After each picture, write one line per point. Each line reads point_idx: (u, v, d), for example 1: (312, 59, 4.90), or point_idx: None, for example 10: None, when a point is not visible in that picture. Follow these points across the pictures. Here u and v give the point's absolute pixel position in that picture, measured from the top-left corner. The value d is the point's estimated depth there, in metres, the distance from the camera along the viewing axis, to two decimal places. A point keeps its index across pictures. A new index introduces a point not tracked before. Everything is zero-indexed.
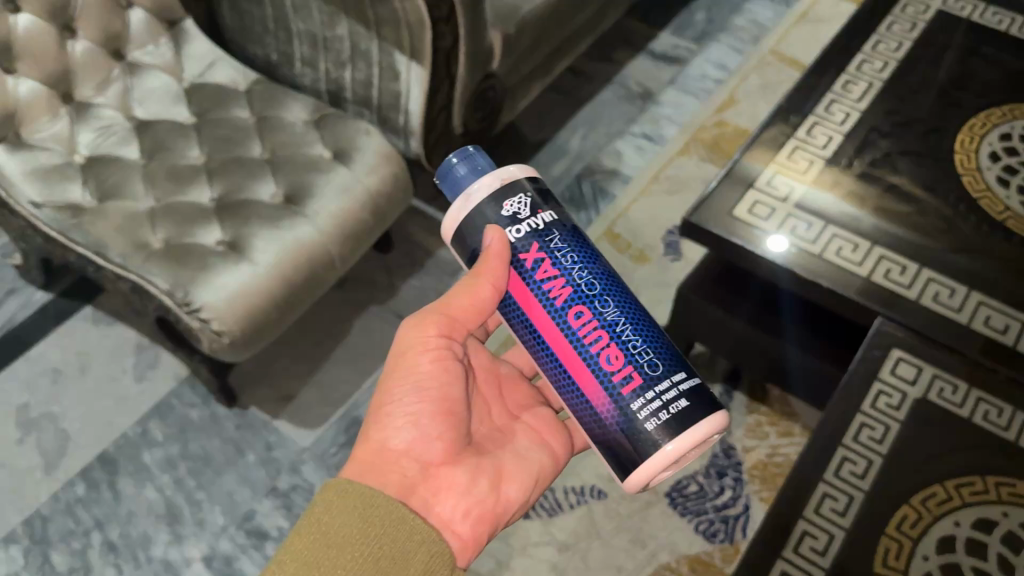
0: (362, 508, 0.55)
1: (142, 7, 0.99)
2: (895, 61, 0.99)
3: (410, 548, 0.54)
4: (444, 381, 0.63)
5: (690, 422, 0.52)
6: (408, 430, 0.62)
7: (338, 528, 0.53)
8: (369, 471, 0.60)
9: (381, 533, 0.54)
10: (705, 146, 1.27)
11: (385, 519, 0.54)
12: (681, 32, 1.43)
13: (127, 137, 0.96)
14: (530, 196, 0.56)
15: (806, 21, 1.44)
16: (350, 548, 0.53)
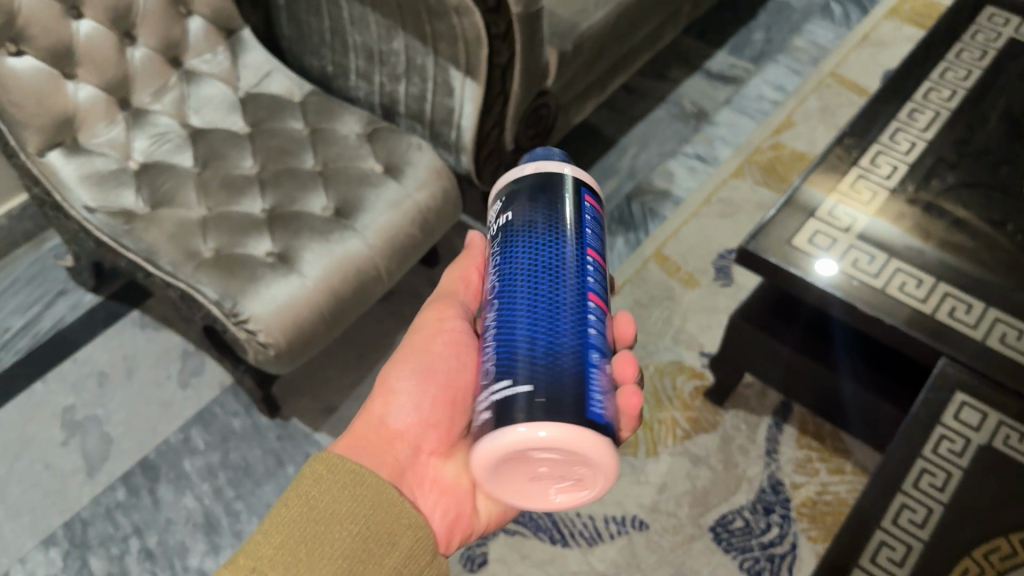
0: (350, 486, 0.53)
1: (201, 15, 1.00)
2: (964, 89, 0.95)
3: (397, 530, 0.53)
4: (454, 367, 0.63)
5: (485, 431, 0.46)
6: (408, 410, 0.61)
7: (326, 504, 0.52)
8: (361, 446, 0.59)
9: (369, 513, 0.53)
10: (761, 170, 1.24)
11: (374, 500, 0.53)
12: (738, 52, 1.40)
13: (182, 145, 0.96)
14: (503, 198, 0.54)
15: (867, 44, 1.41)
16: (337, 525, 0.51)
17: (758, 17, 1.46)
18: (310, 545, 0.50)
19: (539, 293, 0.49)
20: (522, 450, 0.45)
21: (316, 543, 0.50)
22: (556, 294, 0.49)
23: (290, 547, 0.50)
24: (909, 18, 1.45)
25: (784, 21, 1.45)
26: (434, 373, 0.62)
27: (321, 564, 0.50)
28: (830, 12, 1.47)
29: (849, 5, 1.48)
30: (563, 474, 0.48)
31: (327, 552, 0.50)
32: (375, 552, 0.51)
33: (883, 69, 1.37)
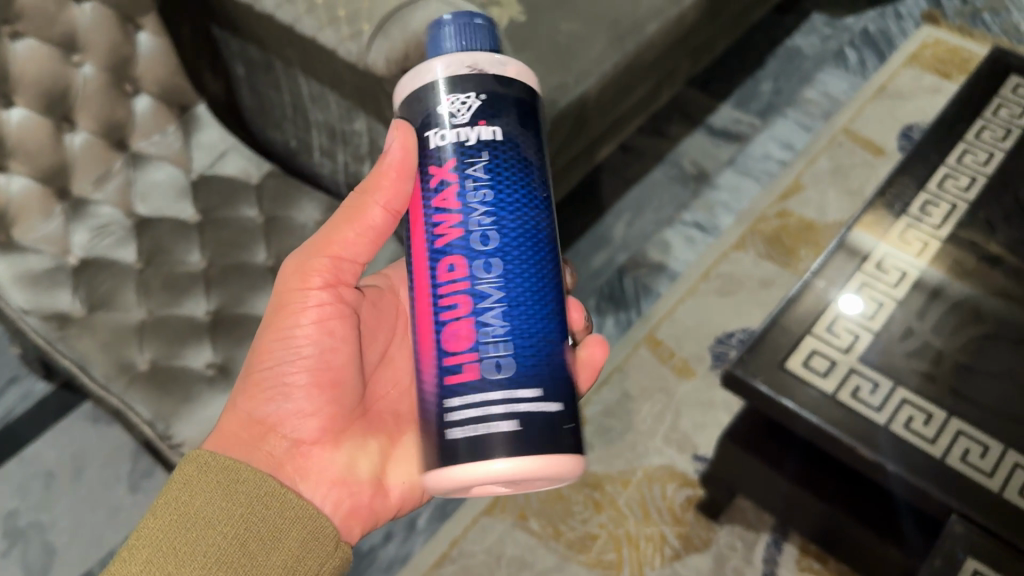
0: (223, 487, 0.57)
1: (148, 93, 0.92)
2: (984, 176, 0.86)
3: (280, 526, 0.57)
4: (325, 347, 0.64)
5: (527, 449, 0.48)
6: (285, 400, 0.63)
7: (200, 507, 0.56)
8: (236, 446, 0.62)
9: (247, 511, 0.57)
10: (765, 241, 1.14)
11: (251, 497, 0.57)
12: (744, 105, 1.31)
13: (125, 238, 0.89)
14: (474, 100, 0.52)
15: (884, 96, 1.31)
16: (214, 527, 0.56)
17: (766, 64, 1.36)
18: (188, 547, 0.55)
19: (529, 269, 0.52)
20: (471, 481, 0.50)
21: (187, 546, 0.55)
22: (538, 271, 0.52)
23: (169, 552, 0.55)
24: (930, 66, 1.35)
25: (794, 69, 1.35)
26: (305, 357, 0.64)
27: (200, 563, 0.55)
28: (844, 59, 1.37)
29: (864, 51, 1.38)
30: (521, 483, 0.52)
31: (202, 555, 0.55)
32: (255, 546, 0.56)
33: (900, 125, 1.27)
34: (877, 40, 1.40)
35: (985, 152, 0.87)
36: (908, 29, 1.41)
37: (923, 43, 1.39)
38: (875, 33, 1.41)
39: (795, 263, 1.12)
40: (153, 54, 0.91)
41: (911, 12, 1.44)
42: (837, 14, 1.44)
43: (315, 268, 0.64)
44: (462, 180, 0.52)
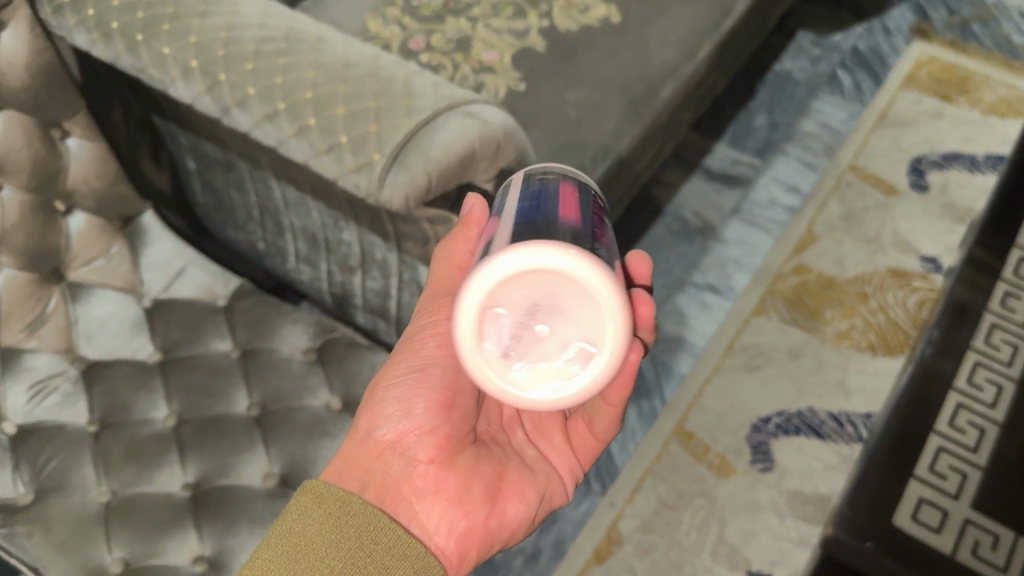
0: (336, 520, 0.46)
1: (83, 209, 0.76)
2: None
3: (390, 563, 0.46)
4: (450, 368, 0.52)
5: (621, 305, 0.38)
6: (400, 418, 0.52)
7: (310, 540, 0.45)
8: (350, 467, 0.51)
9: (357, 547, 0.46)
10: (787, 303, 1.05)
11: (359, 533, 0.46)
12: (740, 144, 1.21)
13: (74, 393, 0.72)
14: None
15: (886, 124, 1.22)
16: (327, 559, 0.45)
17: (757, 95, 1.26)
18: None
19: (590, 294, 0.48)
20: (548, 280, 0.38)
21: None
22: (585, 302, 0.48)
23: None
24: (929, 88, 1.27)
25: (787, 98, 1.26)
26: (426, 375, 0.52)
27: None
28: (838, 84, 1.28)
29: (857, 74, 1.29)
30: (519, 347, 0.39)
31: None
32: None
33: (907, 158, 1.19)
34: (868, 60, 1.31)
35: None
36: (900, 46, 1.33)
37: (917, 61, 1.31)
38: (866, 52, 1.32)
39: (822, 328, 1.02)
40: (86, 163, 0.75)
41: (898, 27, 1.36)
42: (823, 33, 1.34)
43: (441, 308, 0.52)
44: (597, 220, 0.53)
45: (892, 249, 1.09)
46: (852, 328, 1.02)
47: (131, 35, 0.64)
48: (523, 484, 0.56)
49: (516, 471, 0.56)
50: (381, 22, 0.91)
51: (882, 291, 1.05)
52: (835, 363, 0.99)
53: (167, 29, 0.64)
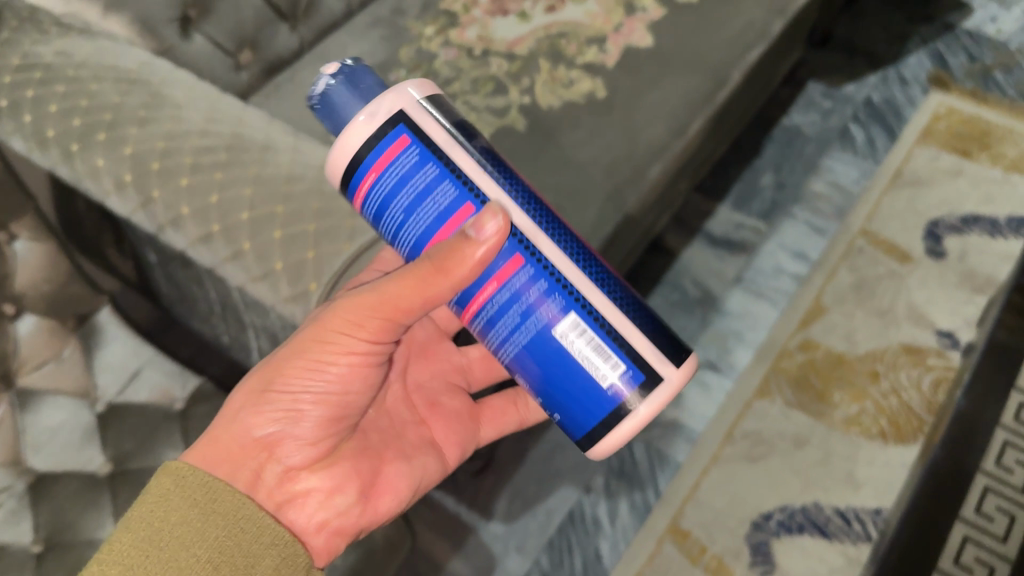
0: (203, 506, 0.47)
1: (33, 313, 0.71)
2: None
3: (256, 551, 0.47)
4: (349, 385, 0.52)
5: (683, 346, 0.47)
6: (285, 423, 0.51)
7: (174, 521, 0.46)
8: (224, 459, 0.50)
9: (224, 534, 0.47)
10: (792, 383, 0.99)
11: (227, 521, 0.47)
12: (744, 206, 1.15)
13: (19, 511, 0.66)
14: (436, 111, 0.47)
15: (901, 183, 1.16)
16: (192, 543, 0.46)
17: (763, 152, 1.20)
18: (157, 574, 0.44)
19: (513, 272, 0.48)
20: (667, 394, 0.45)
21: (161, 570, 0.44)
22: None
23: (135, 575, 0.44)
24: (947, 143, 1.20)
25: (795, 156, 1.20)
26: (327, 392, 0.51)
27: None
28: (849, 139, 1.22)
29: (870, 127, 1.23)
30: None
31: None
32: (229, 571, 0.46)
33: (924, 221, 1.12)
34: (883, 113, 1.25)
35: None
36: (916, 97, 1.27)
37: (935, 113, 1.24)
38: (879, 104, 1.26)
39: (830, 412, 0.96)
40: (35, 265, 0.71)
41: (915, 76, 1.29)
42: (833, 83, 1.28)
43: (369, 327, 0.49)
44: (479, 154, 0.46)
45: (906, 322, 1.03)
46: (861, 412, 0.96)
47: (67, 146, 0.60)
48: (399, 479, 0.58)
49: (397, 468, 0.58)
50: None
51: (895, 371, 0.99)
52: (842, 452, 0.93)
53: (103, 138, 0.60)
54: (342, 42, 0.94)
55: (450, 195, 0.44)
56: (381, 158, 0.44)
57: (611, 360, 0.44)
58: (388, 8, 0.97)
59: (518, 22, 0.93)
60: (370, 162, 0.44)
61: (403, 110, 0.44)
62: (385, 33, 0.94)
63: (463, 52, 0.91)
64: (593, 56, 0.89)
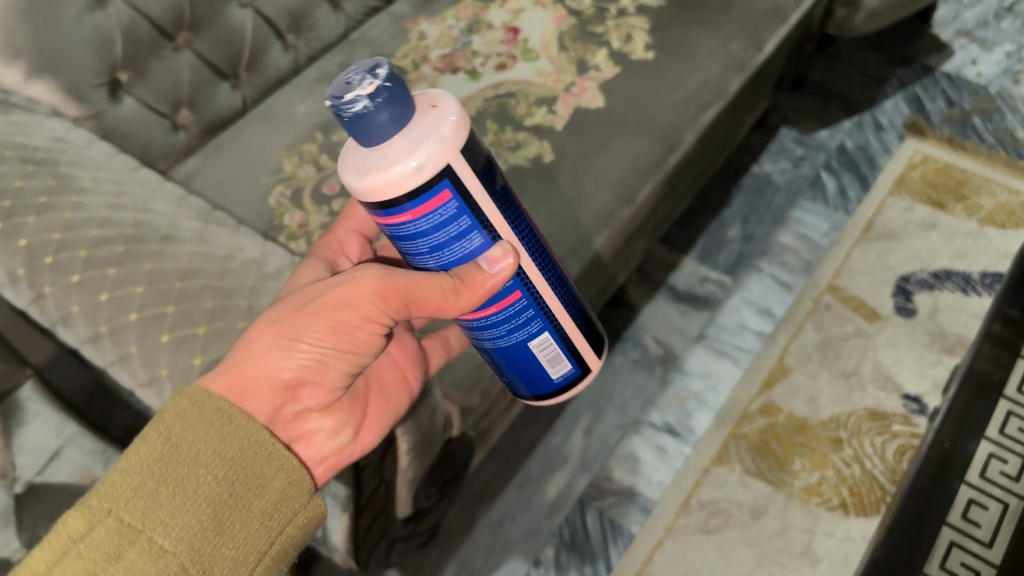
0: (219, 426, 0.45)
1: None
2: (1013, 494, 0.90)
3: (267, 473, 0.46)
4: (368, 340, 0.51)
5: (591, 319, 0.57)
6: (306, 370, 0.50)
7: (192, 445, 0.44)
8: (247, 396, 0.48)
9: (240, 460, 0.45)
10: (751, 448, 0.95)
11: (243, 445, 0.46)
12: (710, 259, 1.12)
13: None
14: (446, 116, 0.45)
15: (873, 236, 1.13)
16: (207, 466, 0.44)
17: (731, 202, 1.18)
18: (169, 493, 0.43)
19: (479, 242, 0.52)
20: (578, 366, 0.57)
21: (178, 493, 0.43)
22: None
23: (146, 493, 0.42)
24: (922, 193, 1.17)
25: (764, 207, 1.17)
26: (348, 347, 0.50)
27: (184, 509, 0.43)
28: (821, 189, 1.19)
29: (843, 176, 1.20)
30: None
31: (192, 501, 0.43)
32: (242, 495, 0.45)
33: (893, 277, 1.09)
34: (856, 161, 1.22)
35: (1013, 462, 0.92)
36: (891, 144, 1.23)
37: (910, 162, 1.21)
38: (853, 151, 1.23)
39: (789, 482, 0.93)
40: None
41: (891, 121, 1.26)
42: (807, 130, 1.26)
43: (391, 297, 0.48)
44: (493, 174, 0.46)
45: (872, 385, 1.00)
46: (821, 481, 0.93)
47: None
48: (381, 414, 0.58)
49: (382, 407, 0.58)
50: (296, 161, 0.85)
51: (858, 437, 0.96)
52: (801, 524, 0.90)
53: None
54: (287, 99, 0.91)
55: (478, 244, 0.45)
56: (422, 204, 0.42)
57: (561, 359, 0.53)
58: (336, 63, 0.94)
59: (468, 80, 0.91)
60: (412, 205, 0.42)
61: (450, 165, 0.42)
62: None
63: None
64: (542, 117, 0.87)
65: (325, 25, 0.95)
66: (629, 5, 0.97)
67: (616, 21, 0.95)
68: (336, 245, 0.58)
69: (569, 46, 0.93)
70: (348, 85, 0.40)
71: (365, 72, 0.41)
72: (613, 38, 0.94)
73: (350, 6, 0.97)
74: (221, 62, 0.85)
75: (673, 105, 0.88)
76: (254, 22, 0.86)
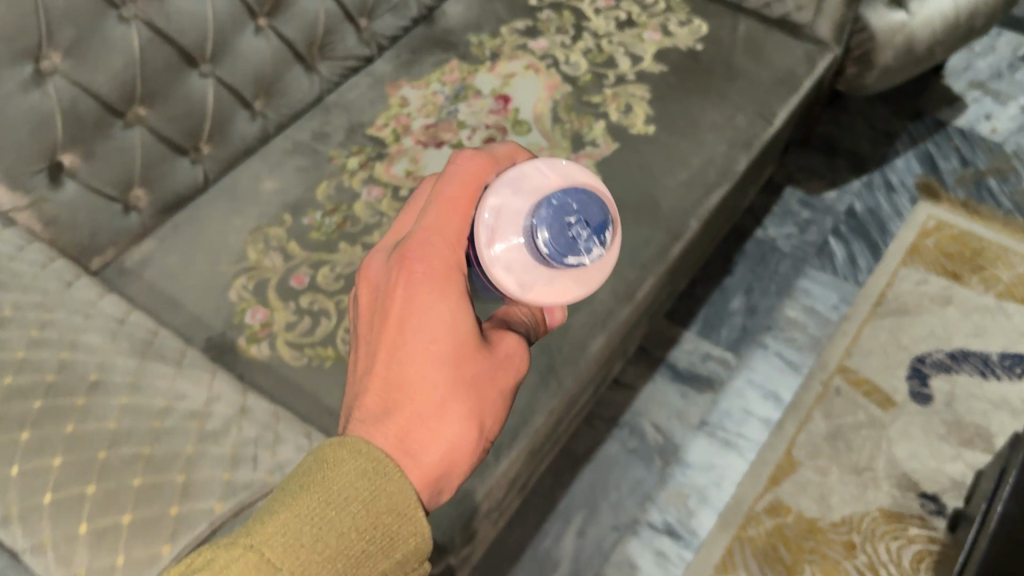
0: (372, 478, 0.41)
1: None
2: None
3: (398, 534, 0.41)
4: None
5: None
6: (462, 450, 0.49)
7: (340, 489, 0.40)
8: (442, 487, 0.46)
9: (380, 517, 0.40)
10: (758, 554, 0.88)
11: (387, 506, 0.41)
12: (712, 333, 1.04)
13: None
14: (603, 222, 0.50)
15: (885, 311, 1.06)
16: (353, 516, 0.39)
17: (734, 270, 1.10)
18: (310, 539, 0.38)
19: None
20: None
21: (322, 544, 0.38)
22: None
23: (289, 537, 0.38)
24: (935, 264, 1.10)
25: (769, 275, 1.10)
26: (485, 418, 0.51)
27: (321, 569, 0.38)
28: (829, 256, 1.11)
29: (852, 242, 1.13)
30: None
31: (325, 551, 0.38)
32: (371, 555, 0.40)
33: (907, 357, 1.02)
34: (866, 225, 1.15)
35: None
36: (903, 207, 1.16)
37: (923, 228, 1.14)
38: (863, 214, 1.16)
39: None
40: None
41: (902, 182, 1.19)
42: (813, 191, 1.18)
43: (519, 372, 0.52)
44: None
45: (887, 483, 0.92)
46: None
47: None
48: None
49: None
50: (261, 248, 0.77)
51: (873, 542, 0.89)
52: None
53: None
54: (253, 172, 0.83)
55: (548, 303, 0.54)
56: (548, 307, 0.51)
57: None
58: (308, 131, 0.86)
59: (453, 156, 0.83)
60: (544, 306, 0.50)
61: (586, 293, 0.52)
62: (302, 164, 0.83)
63: (389, 192, 0.81)
64: None
65: (297, 89, 0.86)
66: (628, 71, 0.89)
67: (615, 89, 0.88)
68: (453, 263, 0.48)
69: (563, 117, 0.85)
70: (573, 242, 0.45)
71: (589, 232, 0.45)
72: (612, 109, 0.86)
73: (325, 67, 0.89)
74: (179, 137, 0.77)
75: (676, 187, 0.81)
76: (216, 91, 0.78)
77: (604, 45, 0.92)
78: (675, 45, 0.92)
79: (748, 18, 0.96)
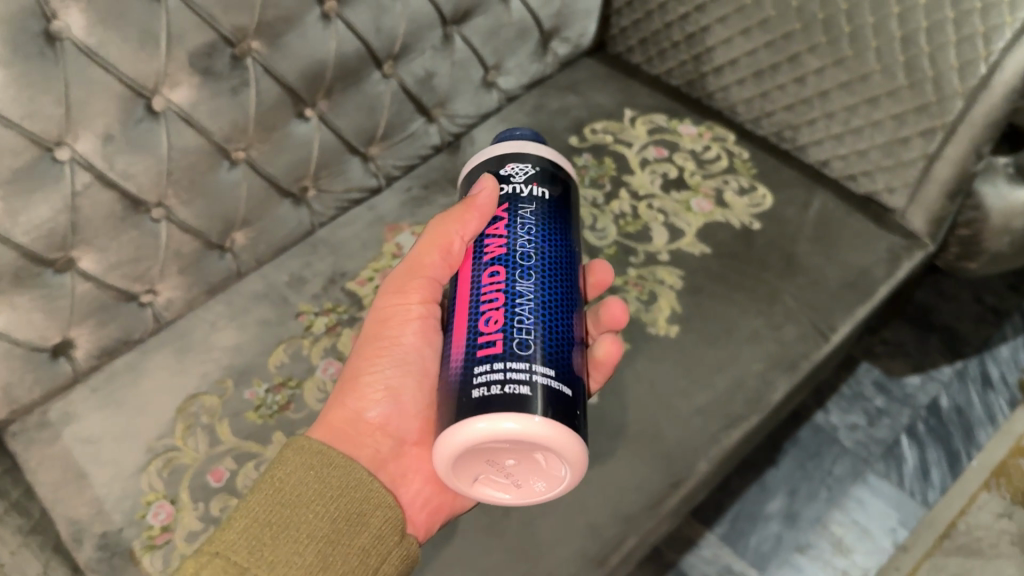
0: (317, 470, 0.52)
1: None
2: None
3: (367, 510, 0.52)
4: (423, 352, 0.60)
5: (500, 402, 0.44)
6: (386, 403, 0.58)
7: (295, 487, 0.51)
8: (349, 441, 0.56)
9: (336, 496, 0.52)
10: None
11: (341, 481, 0.53)
12: (737, 540, 0.89)
13: None
14: (531, 172, 0.54)
15: (952, 546, 0.88)
16: (305, 506, 0.51)
17: (778, 461, 0.95)
18: (270, 540, 0.49)
19: (565, 306, 0.50)
20: (469, 458, 0.46)
21: (287, 533, 0.49)
22: (563, 313, 0.50)
23: (250, 537, 0.49)
24: None
25: (819, 474, 0.93)
26: (408, 365, 0.60)
27: (290, 547, 0.49)
28: (896, 462, 0.94)
29: (927, 448, 0.95)
30: (524, 473, 0.49)
31: (298, 534, 0.49)
32: (344, 532, 0.51)
33: None
34: (948, 428, 0.97)
35: None
36: (999, 410, 0.98)
37: (1018, 443, 0.95)
38: (948, 412, 0.98)
39: None
40: None
41: (1004, 378, 1.00)
42: (892, 373, 1.01)
43: (410, 287, 0.59)
44: (527, 223, 0.52)
45: None
46: None
47: None
48: None
49: None
50: (190, 421, 0.67)
51: None
52: None
53: None
54: (211, 319, 0.73)
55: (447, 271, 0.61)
56: None
57: None
58: (286, 273, 0.76)
59: None
60: None
61: None
62: (265, 315, 0.73)
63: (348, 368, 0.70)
64: None
65: (283, 225, 0.76)
66: (662, 248, 0.75)
67: (641, 270, 0.74)
68: None
69: None
70: None
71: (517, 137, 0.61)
72: (632, 297, 0.72)
73: (321, 200, 0.78)
74: (124, 284, 0.68)
75: (690, 416, 0.66)
76: (173, 234, 0.69)
77: (641, 209, 0.78)
78: (726, 220, 0.77)
79: (826, 191, 0.80)
